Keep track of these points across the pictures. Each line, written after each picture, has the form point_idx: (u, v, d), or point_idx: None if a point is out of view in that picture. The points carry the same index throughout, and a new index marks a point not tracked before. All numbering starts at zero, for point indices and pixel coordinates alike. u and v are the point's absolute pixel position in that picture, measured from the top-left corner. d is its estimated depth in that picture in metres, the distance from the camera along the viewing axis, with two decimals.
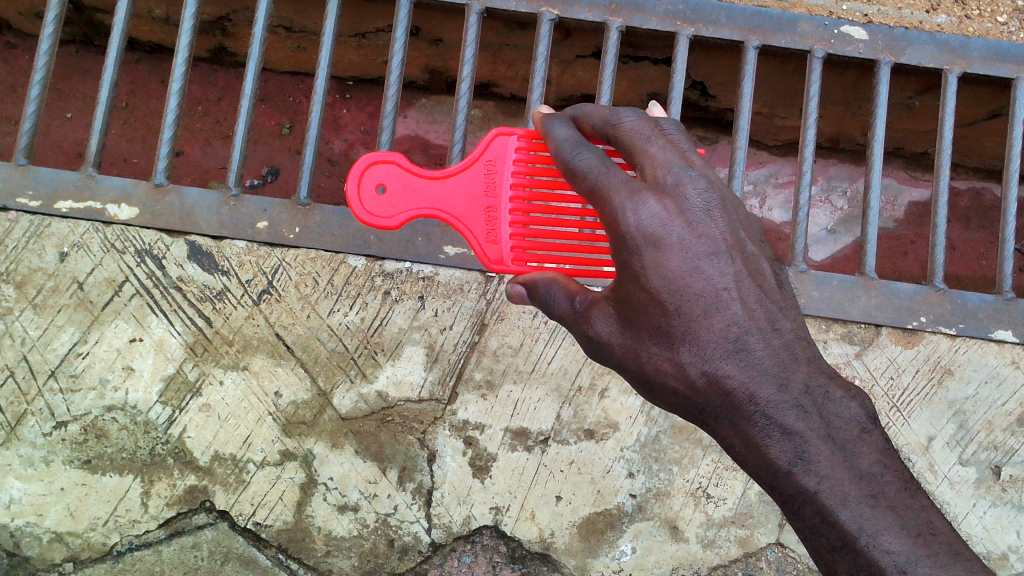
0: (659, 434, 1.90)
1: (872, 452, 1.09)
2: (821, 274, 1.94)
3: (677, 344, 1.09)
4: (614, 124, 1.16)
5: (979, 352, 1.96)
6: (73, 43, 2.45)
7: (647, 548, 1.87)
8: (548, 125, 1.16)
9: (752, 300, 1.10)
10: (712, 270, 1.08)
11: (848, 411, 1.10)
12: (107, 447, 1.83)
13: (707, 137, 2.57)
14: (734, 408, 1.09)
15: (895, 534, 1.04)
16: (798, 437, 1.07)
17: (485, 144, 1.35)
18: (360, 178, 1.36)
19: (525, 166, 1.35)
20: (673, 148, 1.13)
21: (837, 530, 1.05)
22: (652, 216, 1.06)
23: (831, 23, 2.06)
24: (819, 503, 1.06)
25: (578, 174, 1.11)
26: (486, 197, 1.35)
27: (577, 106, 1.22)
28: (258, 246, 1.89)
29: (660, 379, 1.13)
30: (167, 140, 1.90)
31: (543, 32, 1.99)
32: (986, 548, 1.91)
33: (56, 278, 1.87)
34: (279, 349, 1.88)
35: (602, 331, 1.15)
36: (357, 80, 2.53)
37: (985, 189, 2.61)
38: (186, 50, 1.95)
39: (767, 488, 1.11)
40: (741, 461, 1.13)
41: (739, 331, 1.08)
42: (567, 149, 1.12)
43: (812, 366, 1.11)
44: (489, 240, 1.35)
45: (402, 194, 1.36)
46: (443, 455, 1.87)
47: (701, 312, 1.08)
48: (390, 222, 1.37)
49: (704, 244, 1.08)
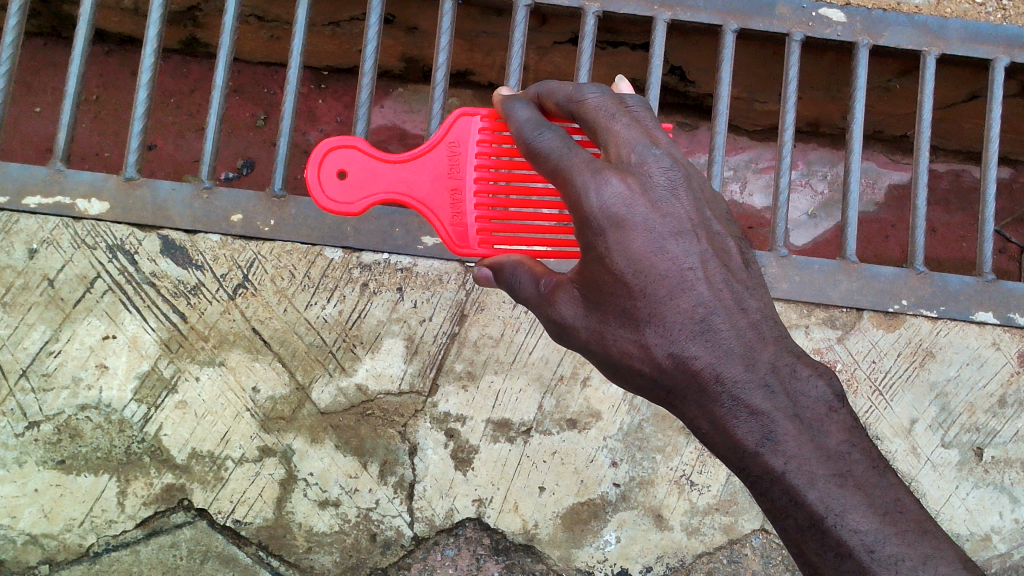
0: (642, 422, 1.89)
1: (840, 431, 1.07)
2: (801, 259, 1.94)
3: (642, 326, 1.07)
4: (578, 101, 1.12)
5: (960, 334, 1.95)
6: (41, 35, 2.40)
7: (631, 537, 1.86)
8: (509, 106, 1.14)
9: (718, 279, 1.08)
10: (677, 250, 1.06)
11: (815, 390, 1.08)
12: (81, 446, 1.80)
13: (686, 123, 2.55)
14: (701, 389, 1.07)
15: (863, 513, 1.03)
16: (765, 416, 1.05)
17: (448, 124, 1.32)
18: (321, 163, 1.36)
19: (490, 147, 1.32)
20: (638, 125, 1.10)
21: (805, 510, 1.04)
22: (615, 196, 1.03)
23: (809, 6, 2.04)
24: (787, 483, 1.04)
25: (540, 155, 1.09)
26: (450, 178, 1.33)
27: (543, 84, 1.19)
28: (233, 239, 1.86)
29: (626, 362, 1.11)
30: (136, 133, 1.86)
31: (519, 18, 1.97)
32: (969, 530, 1.91)
33: (25, 275, 1.82)
34: (256, 344, 1.85)
35: (567, 314, 1.14)
36: (332, 70, 2.50)
37: (965, 171, 2.61)
38: (155, 40, 1.91)
39: (736, 469, 1.10)
40: (708, 442, 1.11)
41: (705, 312, 1.06)
42: (528, 130, 1.10)
43: (779, 345, 1.09)
44: (454, 223, 1.33)
45: (364, 178, 1.36)
46: (424, 448, 1.85)
47: (667, 293, 1.05)
48: (352, 208, 1.37)
49: (669, 224, 1.06)
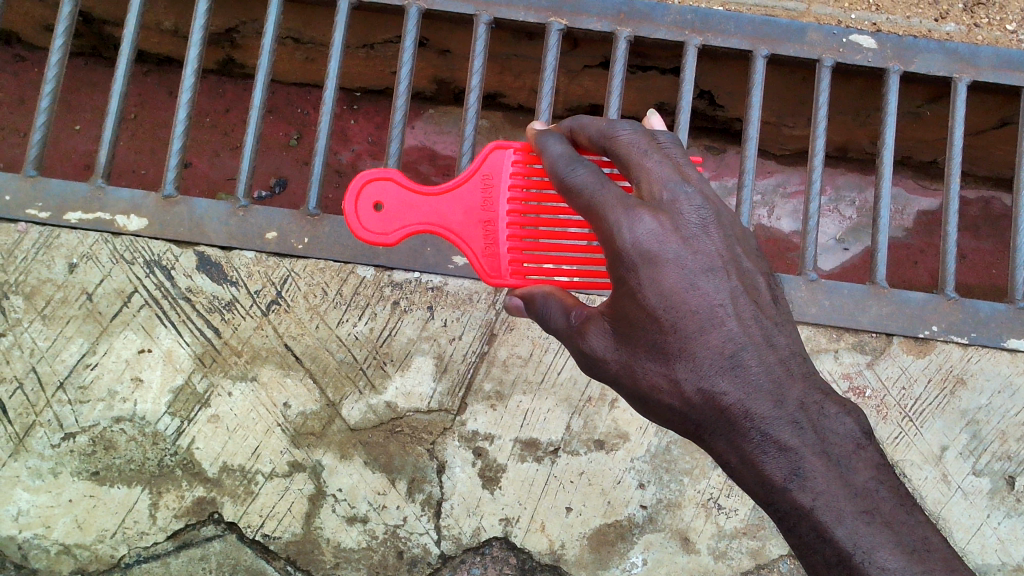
0: (670, 444, 1.89)
1: (867, 467, 1.07)
2: (831, 283, 1.94)
3: (672, 361, 1.08)
4: (610, 137, 1.14)
5: (991, 361, 1.94)
6: (82, 56, 2.46)
7: (658, 560, 1.85)
8: (543, 141, 1.16)
9: (748, 315, 1.08)
10: (708, 286, 1.07)
11: (843, 427, 1.08)
12: (115, 458, 1.82)
13: (714, 147, 2.57)
14: (730, 424, 1.07)
15: (890, 551, 1.01)
16: (793, 453, 1.05)
17: (482, 157, 1.35)
18: (357, 195, 1.37)
19: (522, 180, 1.34)
20: (670, 162, 1.11)
21: (832, 546, 1.02)
22: (648, 233, 1.05)
23: (840, 32, 2.05)
24: (814, 519, 1.03)
25: (574, 190, 1.10)
26: (483, 211, 1.36)
27: (576, 118, 1.20)
28: (267, 257, 1.89)
29: (655, 396, 1.11)
30: (176, 151, 1.90)
31: (550, 42, 1.99)
32: (1000, 560, 1.89)
33: (64, 289, 1.86)
34: (288, 359, 1.87)
35: (597, 346, 1.15)
36: (365, 91, 2.54)
37: (995, 198, 2.60)
38: (196, 61, 1.95)
39: (762, 504, 1.09)
40: (735, 477, 1.11)
41: (734, 347, 1.06)
42: (561, 165, 1.12)
43: (808, 382, 1.09)
44: (487, 254, 1.35)
45: (399, 210, 1.38)
46: (452, 466, 1.86)
47: (697, 328, 1.06)
48: (387, 239, 1.39)
49: (700, 260, 1.07)
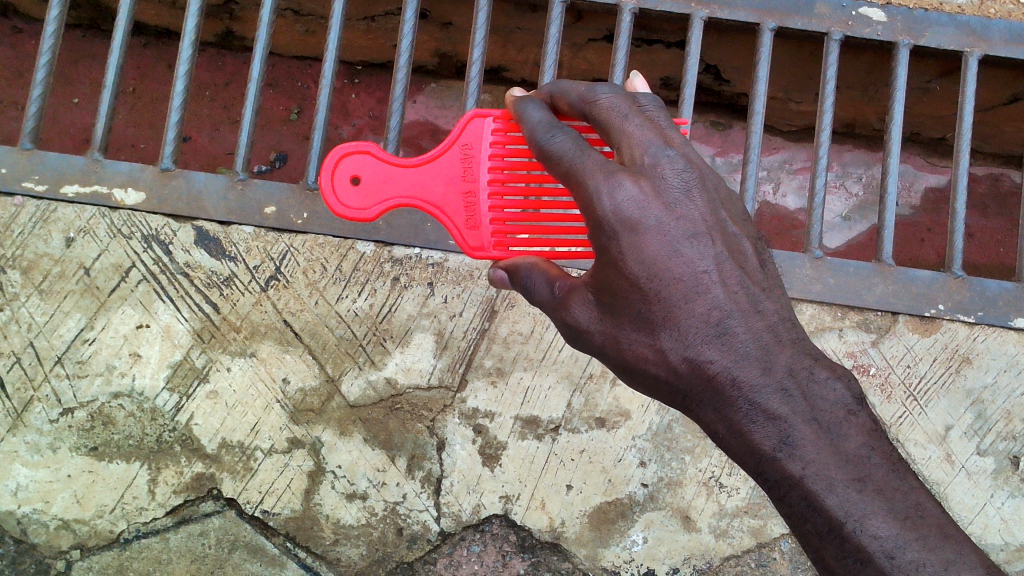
0: (671, 422, 1.87)
1: (859, 434, 1.05)
2: (835, 260, 1.92)
3: (657, 330, 1.05)
4: (590, 102, 1.09)
5: (998, 340, 1.92)
6: (80, 28, 2.43)
7: (658, 538, 1.85)
8: (521, 107, 1.11)
9: (733, 282, 1.06)
10: (692, 253, 1.04)
11: (833, 394, 1.06)
12: (114, 434, 1.81)
13: (719, 122, 2.54)
14: (717, 393, 1.05)
15: (883, 518, 1.01)
16: (782, 421, 1.04)
17: (462, 126, 1.30)
18: (334, 170, 1.36)
19: (503, 149, 1.29)
20: (651, 126, 1.07)
21: (823, 516, 1.02)
22: (628, 199, 1.01)
23: (849, 5, 2.01)
24: (805, 488, 1.02)
25: (552, 157, 1.06)
26: (464, 181, 1.30)
27: (556, 82, 1.16)
28: (265, 232, 1.87)
29: (641, 366, 1.09)
30: (173, 124, 1.87)
31: (555, 14, 1.96)
32: (1003, 540, 1.87)
33: (61, 263, 1.85)
34: (287, 336, 1.86)
35: (582, 318, 1.12)
36: (366, 65, 2.51)
37: (1004, 175, 2.57)
38: (193, 32, 1.92)
39: (753, 474, 1.08)
40: (725, 447, 1.10)
41: (720, 315, 1.04)
42: (540, 132, 1.07)
43: (797, 347, 1.07)
44: (469, 226, 1.30)
45: (377, 184, 1.36)
46: (452, 443, 1.85)
47: (681, 296, 1.03)
48: (365, 214, 1.37)
49: (683, 226, 1.04)
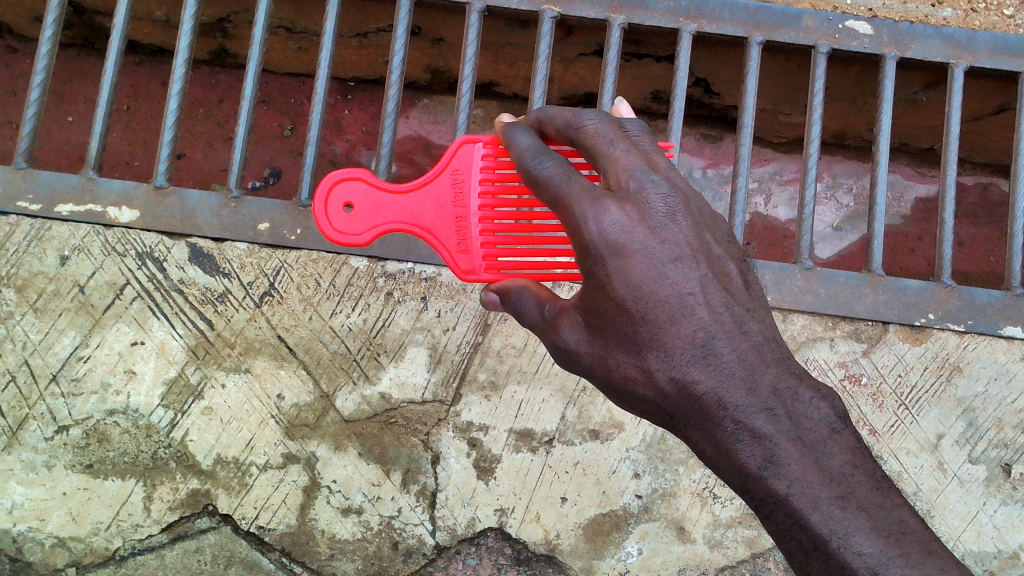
0: (665, 434, 1.88)
1: (843, 452, 1.06)
2: (827, 271, 1.93)
3: (644, 352, 1.07)
4: (577, 127, 1.11)
5: (988, 348, 1.93)
6: (74, 47, 2.44)
7: (653, 549, 1.85)
8: (511, 133, 1.14)
9: (718, 303, 1.07)
10: (677, 275, 1.05)
11: (817, 412, 1.07)
12: (109, 451, 1.82)
13: (710, 135, 2.57)
14: (704, 413, 1.06)
15: (867, 535, 1.01)
16: (768, 440, 1.05)
17: (450, 153, 1.33)
18: (327, 196, 1.36)
19: (493, 174, 1.32)
20: (637, 151, 1.09)
21: (808, 533, 1.02)
22: (614, 224, 1.03)
23: (836, 18, 2.04)
24: (790, 506, 1.03)
25: (540, 183, 1.08)
26: (455, 207, 1.34)
27: (543, 108, 1.18)
28: (259, 248, 1.88)
29: (629, 387, 1.10)
30: (167, 143, 1.89)
31: (545, 30, 1.98)
32: (996, 548, 1.88)
33: (56, 281, 1.85)
34: (281, 351, 1.86)
35: (570, 340, 1.13)
36: (358, 81, 2.52)
37: (993, 184, 2.59)
38: (186, 51, 1.93)
39: (739, 491, 1.09)
40: (712, 466, 1.11)
41: (705, 336, 1.05)
42: (528, 158, 1.09)
43: (782, 367, 1.09)
44: (461, 250, 1.33)
45: (370, 210, 1.37)
46: (447, 457, 1.85)
47: (667, 318, 1.05)
48: (358, 239, 1.38)
49: (668, 249, 1.05)
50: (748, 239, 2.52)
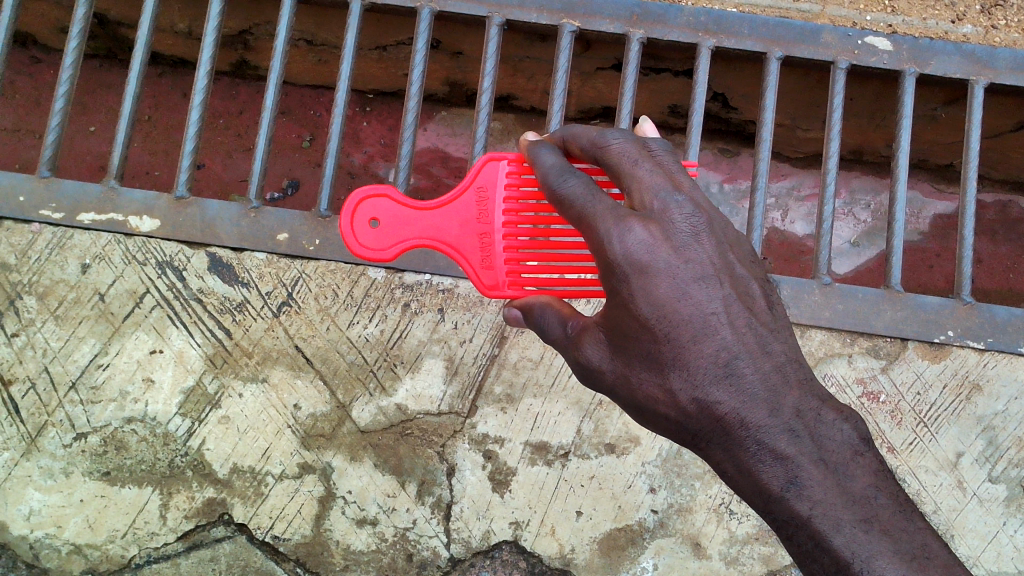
0: (682, 449, 1.87)
1: (865, 474, 1.06)
2: (846, 287, 1.91)
3: (666, 371, 1.06)
4: (601, 147, 1.12)
5: (1009, 367, 1.91)
6: (97, 57, 2.47)
7: (669, 564, 1.84)
8: (535, 152, 1.13)
9: (742, 323, 1.06)
10: (701, 295, 1.04)
11: (840, 434, 1.07)
12: (127, 458, 1.83)
13: (728, 149, 2.56)
14: (725, 433, 1.06)
15: (889, 558, 1.01)
16: (790, 461, 1.04)
17: (476, 170, 1.33)
18: (353, 212, 1.37)
19: (516, 191, 1.32)
20: (661, 170, 1.09)
21: (831, 555, 1.02)
22: (638, 243, 1.02)
23: (855, 34, 2.04)
24: (812, 528, 1.03)
25: (564, 201, 1.08)
26: (479, 223, 1.33)
27: (567, 127, 1.18)
28: (278, 258, 1.89)
29: (651, 406, 1.10)
30: (188, 153, 1.90)
31: (563, 43, 1.99)
32: (1017, 569, 1.86)
33: (77, 289, 1.87)
34: (299, 361, 1.87)
35: (593, 357, 1.13)
36: (377, 93, 2.54)
37: (1012, 202, 2.58)
38: (208, 61, 1.94)
39: (761, 512, 1.08)
40: (734, 486, 1.10)
41: (729, 356, 1.04)
42: (552, 176, 1.09)
43: (804, 389, 1.08)
44: (485, 266, 1.34)
45: (394, 226, 1.38)
46: (462, 470, 1.85)
47: (690, 338, 1.04)
48: (382, 255, 1.39)
49: (692, 269, 1.04)
50: (765, 254, 2.52)
